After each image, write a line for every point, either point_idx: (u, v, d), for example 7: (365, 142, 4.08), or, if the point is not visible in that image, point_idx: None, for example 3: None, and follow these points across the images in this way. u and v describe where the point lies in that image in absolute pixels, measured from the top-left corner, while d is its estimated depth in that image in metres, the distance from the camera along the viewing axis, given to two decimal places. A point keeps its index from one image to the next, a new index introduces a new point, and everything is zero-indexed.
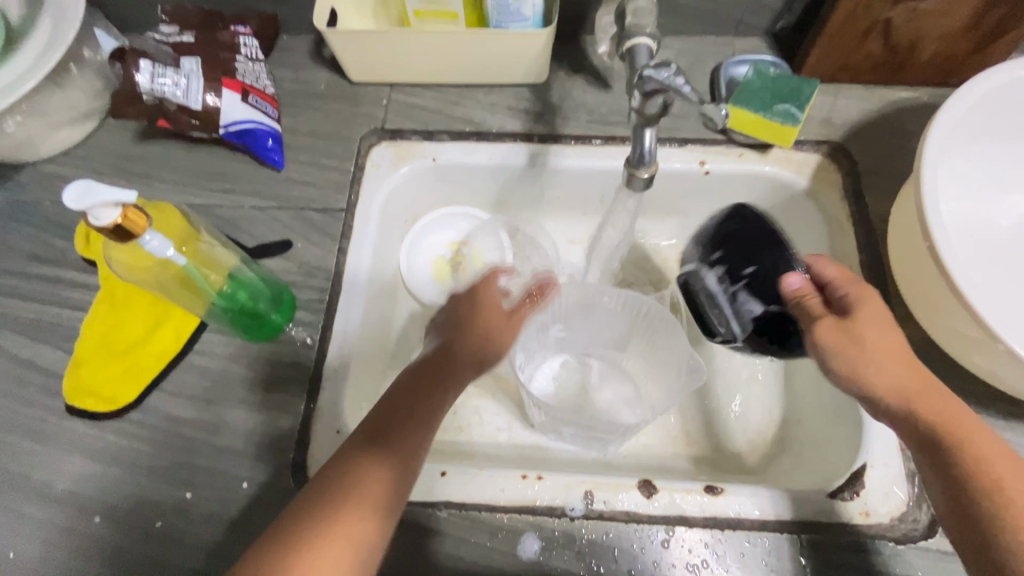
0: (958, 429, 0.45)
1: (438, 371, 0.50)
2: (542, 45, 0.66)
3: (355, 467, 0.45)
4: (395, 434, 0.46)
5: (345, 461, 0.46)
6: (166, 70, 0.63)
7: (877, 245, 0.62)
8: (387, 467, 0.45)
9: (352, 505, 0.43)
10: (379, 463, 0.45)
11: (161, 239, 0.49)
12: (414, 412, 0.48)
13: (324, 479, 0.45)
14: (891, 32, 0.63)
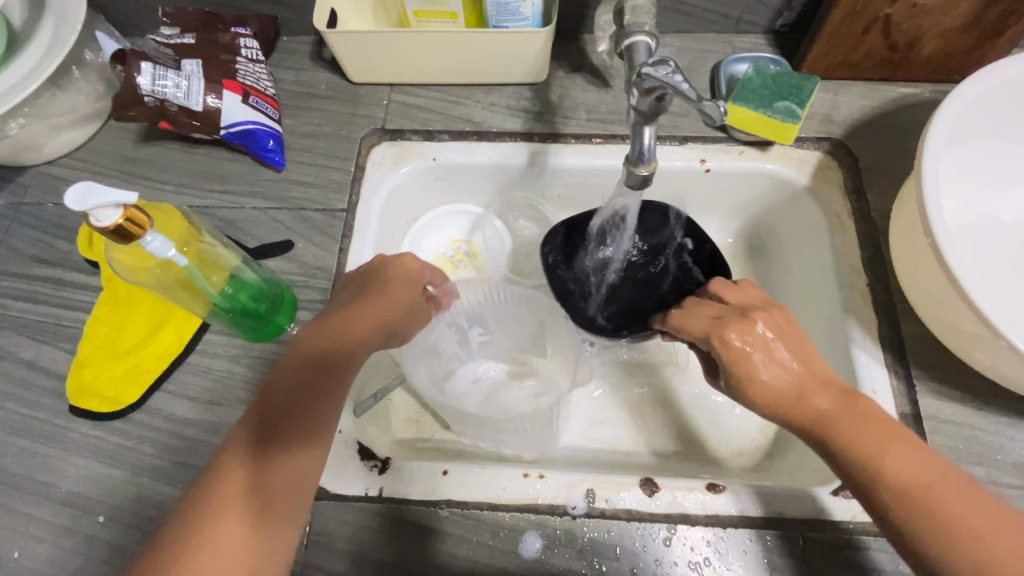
0: (855, 427, 0.44)
1: (321, 363, 0.49)
2: (541, 44, 0.66)
3: (246, 478, 0.43)
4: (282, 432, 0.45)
5: (228, 475, 0.43)
6: (167, 71, 0.63)
7: (879, 242, 0.62)
8: (286, 463, 0.45)
9: (254, 514, 0.42)
10: (272, 467, 0.44)
11: (162, 239, 0.49)
12: (307, 403, 0.47)
13: (210, 494, 0.43)
14: (891, 29, 0.63)
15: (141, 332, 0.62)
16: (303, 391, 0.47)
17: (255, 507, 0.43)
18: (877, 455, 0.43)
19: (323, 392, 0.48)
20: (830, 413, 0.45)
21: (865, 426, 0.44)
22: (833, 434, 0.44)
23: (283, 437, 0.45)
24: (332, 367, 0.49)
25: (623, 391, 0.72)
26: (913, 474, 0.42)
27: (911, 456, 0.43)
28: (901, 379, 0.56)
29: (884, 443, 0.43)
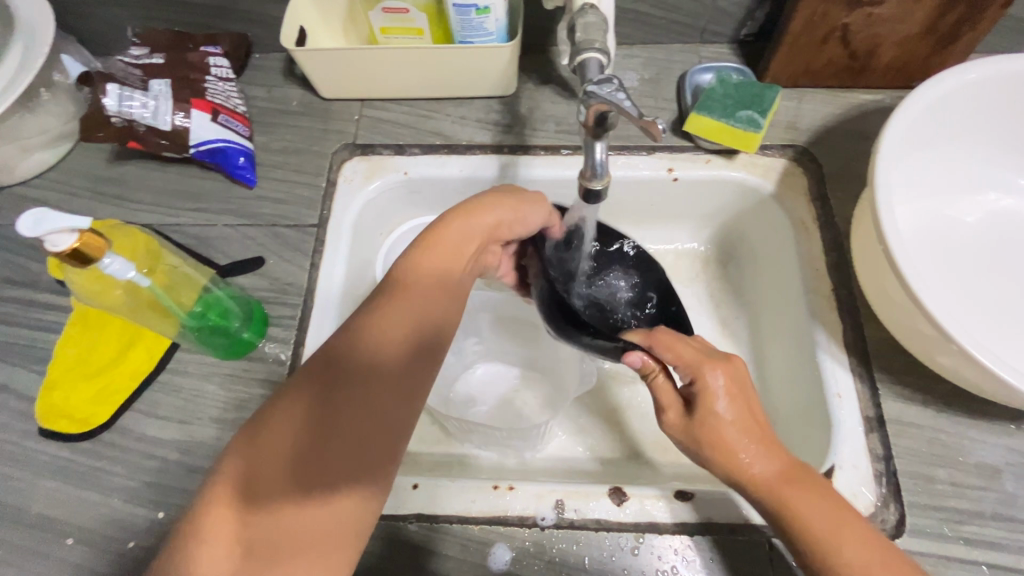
0: (816, 511, 0.45)
1: (359, 365, 0.42)
2: (507, 58, 0.67)
3: (291, 514, 0.37)
4: (330, 455, 0.39)
5: (264, 518, 0.37)
6: (135, 93, 0.63)
7: (843, 247, 0.63)
8: (335, 495, 0.38)
9: (311, 549, 0.37)
10: (324, 489, 0.38)
11: (122, 261, 0.49)
12: (345, 417, 0.40)
13: (253, 540, 0.37)
14: (849, 38, 0.64)
15: (111, 352, 0.62)
16: (342, 400, 0.41)
17: (310, 542, 0.37)
18: (833, 538, 0.44)
19: (368, 391, 0.41)
20: (795, 499, 0.45)
21: (825, 512, 0.45)
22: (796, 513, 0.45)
23: (327, 459, 0.39)
24: (402, 358, 0.44)
25: (597, 399, 0.72)
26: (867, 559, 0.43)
27: (865, 546, 0.43)
28: (866, 382, 0.57)
29: (840, 531, 0.44)
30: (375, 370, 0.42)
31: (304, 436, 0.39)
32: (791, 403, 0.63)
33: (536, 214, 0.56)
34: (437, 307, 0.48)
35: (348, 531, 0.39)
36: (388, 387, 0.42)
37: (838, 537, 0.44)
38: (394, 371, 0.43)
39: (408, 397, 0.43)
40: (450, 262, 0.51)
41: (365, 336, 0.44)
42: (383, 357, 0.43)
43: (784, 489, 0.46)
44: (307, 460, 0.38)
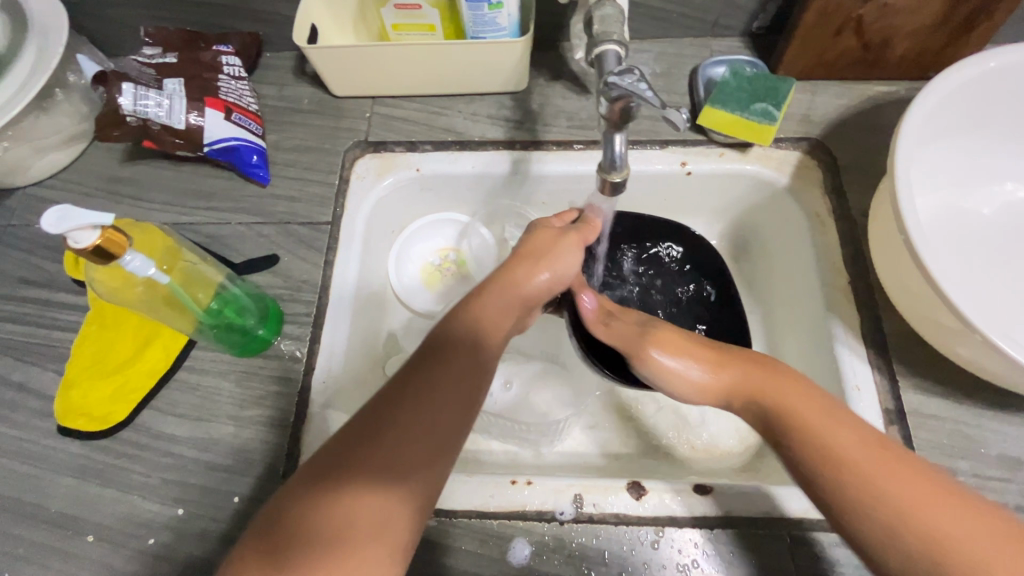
0: (846, 439, 0.43)
1: (408, 385, 0.44)
2: (519, 54, 0.66)
3: (333, 509, 0.38)
4: (374, 464, 0.40)
5: (306, 512, 0.39)
6: (149, 92, 0.63)
7: (859, 239, 0.63)
8: (363, 499, 0.39)
9: (344, 550, 0.37)
10: (361, 490, 0.39)
11: (142, 258, 0.49)
12: (387, 426, 0.42)
13: (292, 538, 0.38)
14: (863, 29, 0.63)
15: (129, 350, 0.62)
16: (385, 417, 0.42)
17: (348, 541, 0.37)
18: (867, 466, 0.41)
19: (410, 406, 0.43)
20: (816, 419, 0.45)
21: (857, 443, 0.43)
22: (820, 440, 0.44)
23: (371, 463, 0.40)
24: (439, 375, 0.45)
25: (610, 394, 0.72)
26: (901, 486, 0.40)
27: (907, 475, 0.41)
28: (885, 375, 0.57)
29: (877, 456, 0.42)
30: (416, 386, 0.44)
31: (351, 442, 0.41)
32: None
33: (571, 258, 0.57)
34: (478, 327, 0.50)
35: (384, 541, 0.38)
36: (429, 402, 0.43)
37: (873, 466, 0.41)
38: (431, 385, 0.44)
39: (454, 415, 0.44)
40: (494, 310, 0.51)
41: (410, 364, 0.46)
42: (424, 375, 0.45)
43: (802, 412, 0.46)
44: (355, 461, 0.40)
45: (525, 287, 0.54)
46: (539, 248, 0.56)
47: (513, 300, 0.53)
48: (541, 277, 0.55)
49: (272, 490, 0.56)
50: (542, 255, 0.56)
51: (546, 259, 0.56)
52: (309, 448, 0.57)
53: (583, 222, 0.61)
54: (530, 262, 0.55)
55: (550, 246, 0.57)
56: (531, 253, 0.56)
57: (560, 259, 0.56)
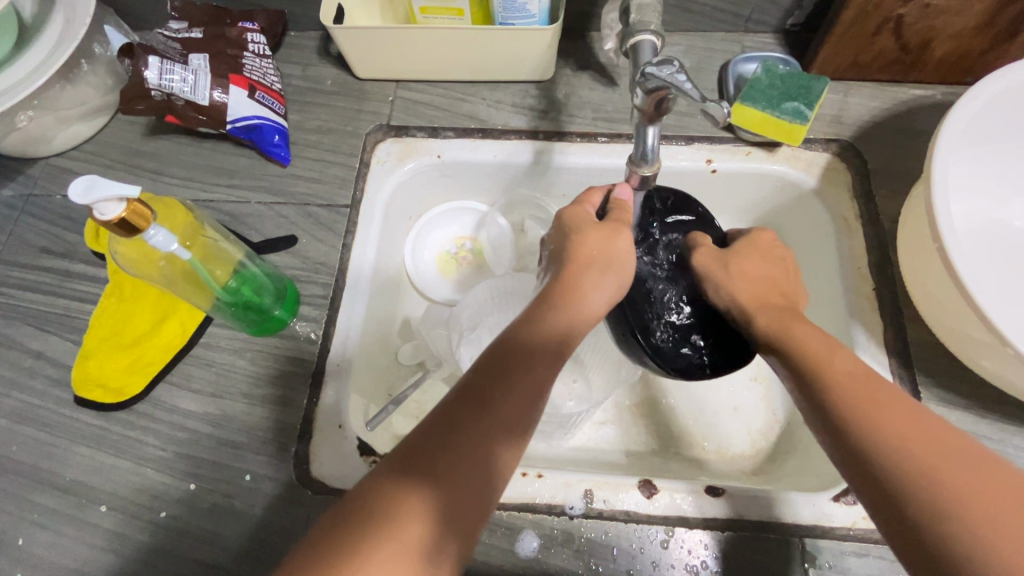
0: (856, 383, 0.44)
1: (476, 391, 0.44)
2: (548, 41, 0.65)
3: (379, 499, 0.38)
4: (430, 464, 0.40)
5: (358, 498, 0.39)
6: (174, 67, 0.62)
7: (887, 245, 0.61)
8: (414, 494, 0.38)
9: (377, 544, 0.36)
10: (412, 490, 0.39)
11: (165, 233, 0.49)
12: (455, 431, 0.42)
13: (334, 530, 0.37)
14: (903, 30, 0.61)
15: (146, 324, 0.62)
16: (451, 419, 0.42)
17: (387, 537, 0.36)
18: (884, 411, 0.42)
19: (474, 407, 0.43)
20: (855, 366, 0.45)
21: (877, 390, 0.43)
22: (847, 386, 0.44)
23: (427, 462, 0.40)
24: (510, 385, 0.44)
25: (623, 392, 0.72)
26: (929, 438, 0.39)
27: (933, 430, 0.40)
28: (906, 384, 0.56)
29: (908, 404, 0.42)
30: (486, 392, 0.44)
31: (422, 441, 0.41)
32: None
33: (626, 251, 0.53)
34: (549, 337, 0.48)
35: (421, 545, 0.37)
36: (496, 413, 0.43)
37: (891, 412, 0.41)
38: (501, 395, 0.44)
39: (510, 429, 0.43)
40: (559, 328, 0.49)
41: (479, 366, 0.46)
42: (497, 385, 0.44)
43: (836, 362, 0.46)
44: (416, 461, 0.40)
45: (593, 297, 0.51)
46: (597, 251, 0.53)
47: (576, 309, 0.51)
48: (606, 288, 0.52)
49: (283, 470, 0.57)
50: (606, 260, 0.53)
51: (610, 270, 0.53)
52: (322, 431, 0.57)
53: (616, 203, 0.57)
54: (595, 270, 0.52)
55: (609, 252, 0.53)
56: (595, 255, 0.52)
57: (620, 268, 0.53)
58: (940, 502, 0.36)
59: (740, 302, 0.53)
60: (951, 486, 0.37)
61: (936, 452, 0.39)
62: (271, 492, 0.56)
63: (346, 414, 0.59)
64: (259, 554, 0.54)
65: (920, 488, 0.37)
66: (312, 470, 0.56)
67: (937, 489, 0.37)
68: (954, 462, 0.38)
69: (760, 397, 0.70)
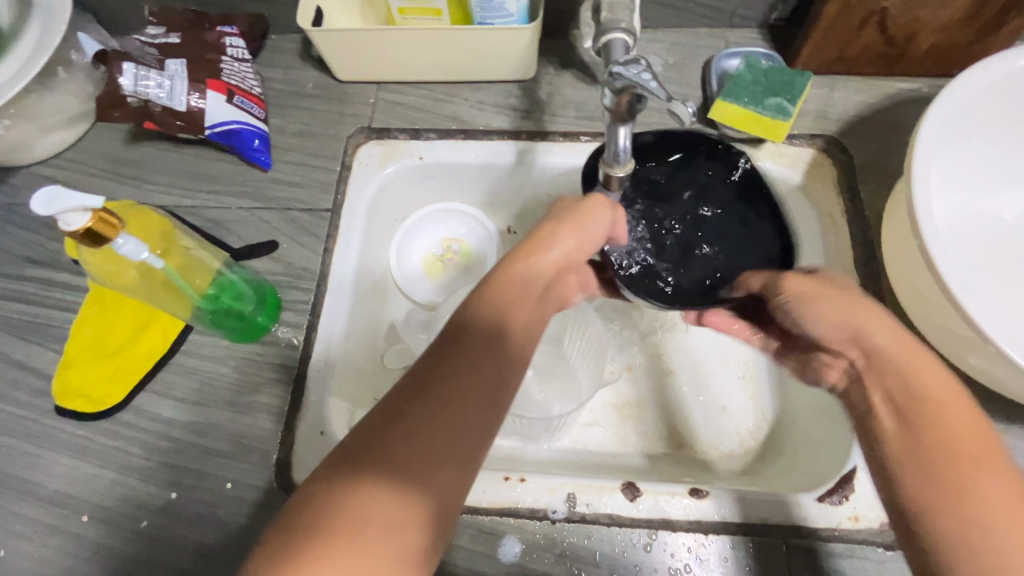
0: (966, 432, 0.40)
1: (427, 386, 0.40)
2: (528, 40, 0.64)
3: (329, 496, 0.35)
4: (399, 460, 0.36)
5: (333, 494, 0.35)
6: (150, 72, 0.63)
7: (872, 241, 0.61)
8: (376, 494, 0.35)
9: (323, 546, 0.32)
10: (374, 476, 0.35)
11: (135, 242, 0.49)
12: (409, 419, 0.38)
13: (295, 517, 0.35)
14: (887, 23, 0.60)
15: (127, 332, 0.62)
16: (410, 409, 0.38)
17: (342, 538, 0.33)
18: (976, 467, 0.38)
19: (425, 396, 0.39)
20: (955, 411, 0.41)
21: (974, 438, 0.40)
22: (932, 428, 0.41)
23: (385, 455, 0.36)
24: (454, 358, 0.42)
25: (610, 392, 0.71)
26: (990, 480, 0.38)
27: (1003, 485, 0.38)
28: None
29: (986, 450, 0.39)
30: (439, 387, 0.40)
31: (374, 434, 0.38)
32: (813, 400, 0.63)
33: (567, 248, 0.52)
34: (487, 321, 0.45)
35: (381, 549, 0.33)
36: (446, 387, 0.40)
37: (973, 461, 0.39)
38: (444, 382, 0.40)
39: (463, 393, 0.40)
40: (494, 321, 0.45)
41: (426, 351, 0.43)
42: (447, 372, 0.41)
43: (927, 393, 0.42)
44: (369, 449, 0.37)
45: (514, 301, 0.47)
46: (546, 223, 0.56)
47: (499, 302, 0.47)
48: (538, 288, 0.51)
49: (265, 479, 0.56)
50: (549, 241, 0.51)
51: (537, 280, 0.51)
52: (304, 437, 0.57)
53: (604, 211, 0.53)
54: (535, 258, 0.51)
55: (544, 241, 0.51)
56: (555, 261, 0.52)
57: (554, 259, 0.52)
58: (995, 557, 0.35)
59: (890, 349, 0.46)
60: (995, 528, 0.36)
61: (1000, 506, 0.37)
62: (254, 498, 0.56)
63: (328, 420, 0.58)
64: (241, 561, 0.54)
65: (955, 524, 0.37)
66: (293, 476, 0.56)
67: (981, 534, 0.36)
68: (1009, 509, 0.37)
69: (749, 396, 0.69)
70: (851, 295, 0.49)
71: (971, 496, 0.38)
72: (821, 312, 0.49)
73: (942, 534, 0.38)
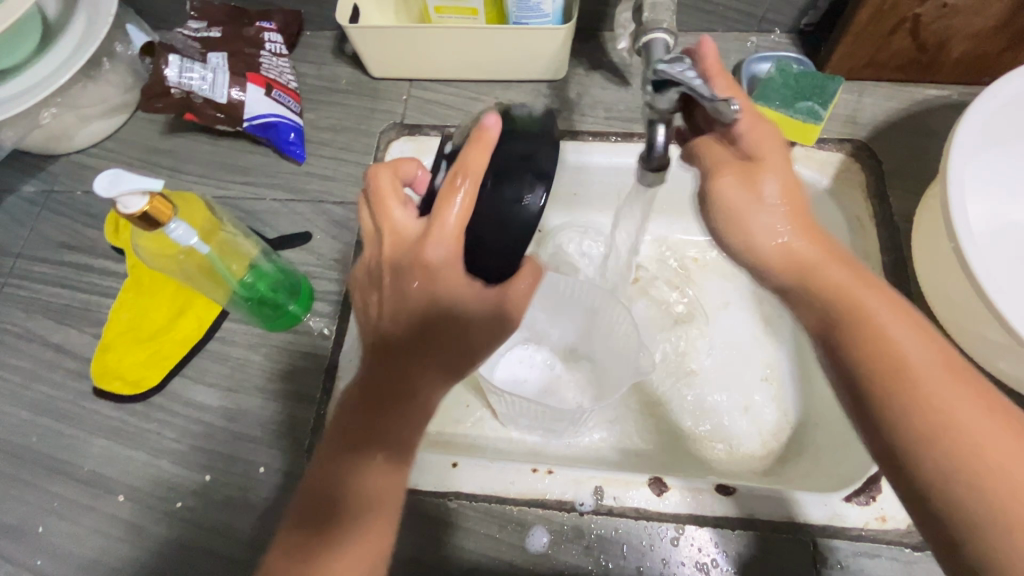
0: (887, 336, 0.39)
1: (382, 387, 0.40)
2: (561, 40, 0.65)
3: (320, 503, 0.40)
4: (365, 446, 0.40)
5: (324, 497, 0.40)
6: (194, 65, 0.65)
7: (900, 246, 0.61)
8: (359, 494, 0.39)
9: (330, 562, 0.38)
10: (356, 476, 0.40)
11: (186, 227, 0.50)
12: (374, 420, 0.40)
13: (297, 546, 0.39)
14: (919, 30, 0.61)
15: (163, 318, 0.64)
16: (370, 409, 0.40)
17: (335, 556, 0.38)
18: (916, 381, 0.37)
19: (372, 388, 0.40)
20: (868, 302, 0.41)
21: (918, 346, 0.38)
22: (858, 341, 0.40)
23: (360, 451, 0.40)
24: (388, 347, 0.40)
25: (633, 391, 0.71)
26: (939, 387, 0.36)
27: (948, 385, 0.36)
28: None
29: (904, 332, 0.39)
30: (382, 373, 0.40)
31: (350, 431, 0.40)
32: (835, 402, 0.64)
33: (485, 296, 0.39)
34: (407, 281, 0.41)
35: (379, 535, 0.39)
36: (390, 369, 0.40)
37: (893, 371, 0.37)
38: (388, 365, 0.40)
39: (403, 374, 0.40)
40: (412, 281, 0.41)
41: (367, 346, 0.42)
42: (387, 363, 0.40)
43: (851, 300, 0.41)
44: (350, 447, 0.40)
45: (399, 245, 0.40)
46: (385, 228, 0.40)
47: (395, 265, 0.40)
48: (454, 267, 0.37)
49: (297, 465, 0.57)
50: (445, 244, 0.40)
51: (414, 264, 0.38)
52: None
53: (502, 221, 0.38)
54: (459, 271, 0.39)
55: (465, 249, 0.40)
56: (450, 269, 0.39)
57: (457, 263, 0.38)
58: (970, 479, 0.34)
59: (773, 262, 0.45)
60: (956, 442, 0.35)
61: (952, 403, 0.36)
62: (285, 483, 0.57)
63: None
64: (272, 545, 0.55)
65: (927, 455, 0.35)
66: None
67: (947, 454, 0.35)
68: (966, 414, 0.35)
69: (771, 398, 0.69)
70: (776, 149, 0.45)
71: (903, 389, 0.37)
72: (721, 216, 0.47)
73: (933, 476, 0.35)
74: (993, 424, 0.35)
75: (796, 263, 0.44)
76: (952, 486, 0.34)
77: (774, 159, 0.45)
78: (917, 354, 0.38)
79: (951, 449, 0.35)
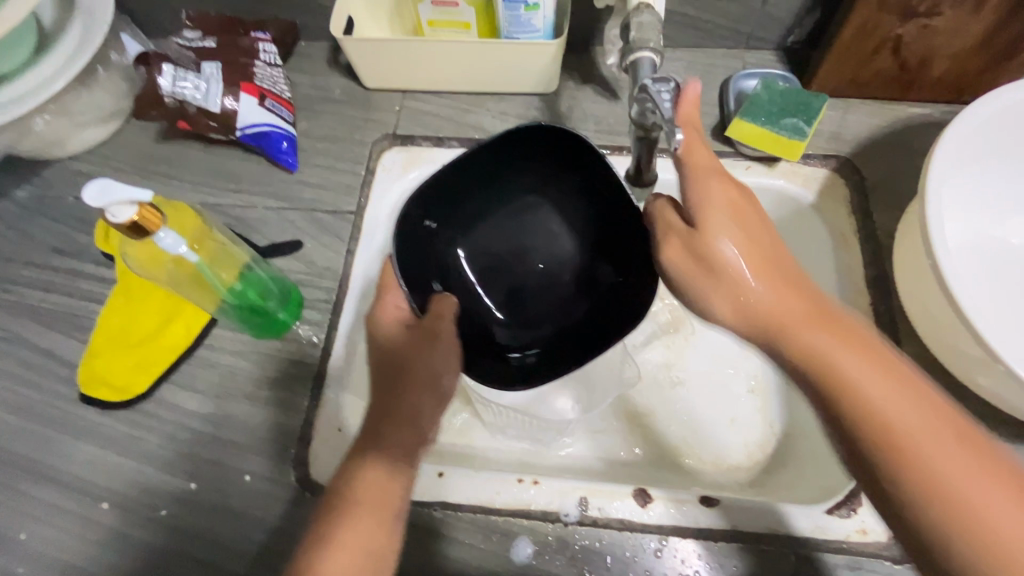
0: (865, 392, 0.40)
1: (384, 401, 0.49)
2: (552, 55, 0.67)
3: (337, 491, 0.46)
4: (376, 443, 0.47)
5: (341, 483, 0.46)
6: (188, 74, 0.66)
7: (882, 260, 0.62)
8: (364, 485, 0.46)
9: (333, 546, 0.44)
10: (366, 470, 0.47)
11: (174, 236, 0.51)
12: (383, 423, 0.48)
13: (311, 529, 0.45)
14: (901, 49, 0.62)
15: (152, 324, 0.64)
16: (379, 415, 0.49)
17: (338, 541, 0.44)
18: (898, 437, 0.39)
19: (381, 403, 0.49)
20: (843, 367, 0.41)
21: (886, 394, 0.40)
22: (851, 407, 0.40)
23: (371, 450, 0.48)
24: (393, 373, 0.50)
25: (620, 401, 0.72)
26: (917, 427, 0.39)
27: (920, 422, 0.39)
28: None
29: (893, 398, 0.39)
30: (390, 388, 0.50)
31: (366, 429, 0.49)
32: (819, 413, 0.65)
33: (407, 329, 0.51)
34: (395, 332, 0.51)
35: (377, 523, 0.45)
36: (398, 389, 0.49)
37: (873, 426, 0.39)
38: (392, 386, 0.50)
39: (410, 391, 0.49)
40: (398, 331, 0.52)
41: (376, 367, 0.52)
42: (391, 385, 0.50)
43: (818, 361, 0.41)
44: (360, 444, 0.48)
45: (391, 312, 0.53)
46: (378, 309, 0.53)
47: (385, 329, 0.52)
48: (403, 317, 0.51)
49: (283, 473, 0.57)
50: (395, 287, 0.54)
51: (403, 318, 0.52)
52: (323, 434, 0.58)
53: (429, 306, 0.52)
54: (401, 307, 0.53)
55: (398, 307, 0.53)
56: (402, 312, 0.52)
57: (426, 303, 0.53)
58: (951, 517, 0.37)
59: (738, 317, 0.44)
60: (933, 488, 0.37)
61: (929, 449, 0.38)
62: (271, 491, 0.57)
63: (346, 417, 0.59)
64: (256, 554, 0.55)
65: (921, 504, 0.38)
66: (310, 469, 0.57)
67: (928, 507, 0.37)
68: (943, 461, 0.38)
69: (757, 409, 0.70)
70: (727, 203, 0.45)
71: (892, 450, 0.39)
72: (682, 265, 0.45)
73: (923, 514, 0.37)
74: (966, 464, 0.37)
75: (760, 322, 0.44)
76: (932, 516, 0.37)
77: (726, 203, 0.45)
78: (880, 395, 0.40)
79: (929, 496, 0.37)
